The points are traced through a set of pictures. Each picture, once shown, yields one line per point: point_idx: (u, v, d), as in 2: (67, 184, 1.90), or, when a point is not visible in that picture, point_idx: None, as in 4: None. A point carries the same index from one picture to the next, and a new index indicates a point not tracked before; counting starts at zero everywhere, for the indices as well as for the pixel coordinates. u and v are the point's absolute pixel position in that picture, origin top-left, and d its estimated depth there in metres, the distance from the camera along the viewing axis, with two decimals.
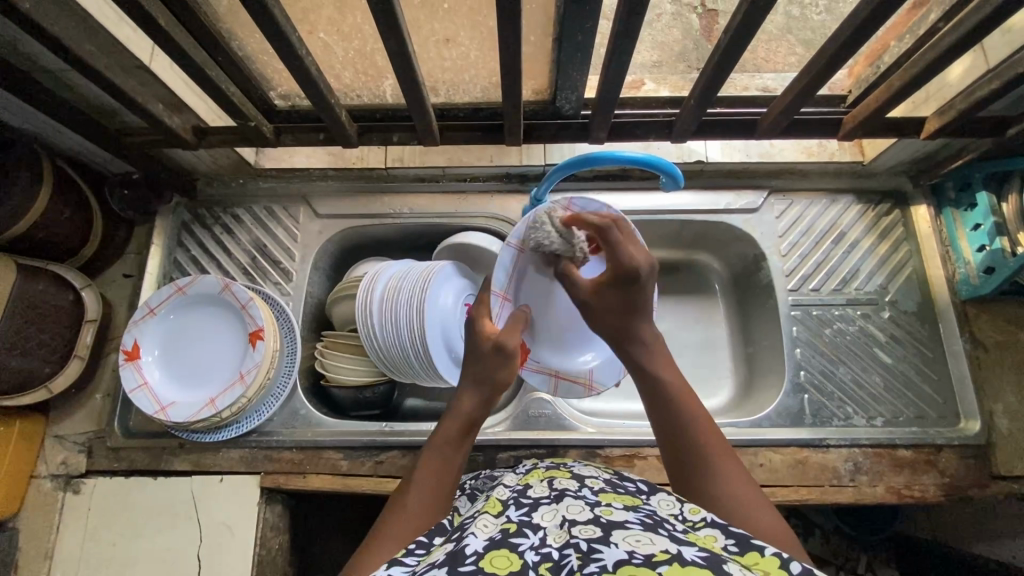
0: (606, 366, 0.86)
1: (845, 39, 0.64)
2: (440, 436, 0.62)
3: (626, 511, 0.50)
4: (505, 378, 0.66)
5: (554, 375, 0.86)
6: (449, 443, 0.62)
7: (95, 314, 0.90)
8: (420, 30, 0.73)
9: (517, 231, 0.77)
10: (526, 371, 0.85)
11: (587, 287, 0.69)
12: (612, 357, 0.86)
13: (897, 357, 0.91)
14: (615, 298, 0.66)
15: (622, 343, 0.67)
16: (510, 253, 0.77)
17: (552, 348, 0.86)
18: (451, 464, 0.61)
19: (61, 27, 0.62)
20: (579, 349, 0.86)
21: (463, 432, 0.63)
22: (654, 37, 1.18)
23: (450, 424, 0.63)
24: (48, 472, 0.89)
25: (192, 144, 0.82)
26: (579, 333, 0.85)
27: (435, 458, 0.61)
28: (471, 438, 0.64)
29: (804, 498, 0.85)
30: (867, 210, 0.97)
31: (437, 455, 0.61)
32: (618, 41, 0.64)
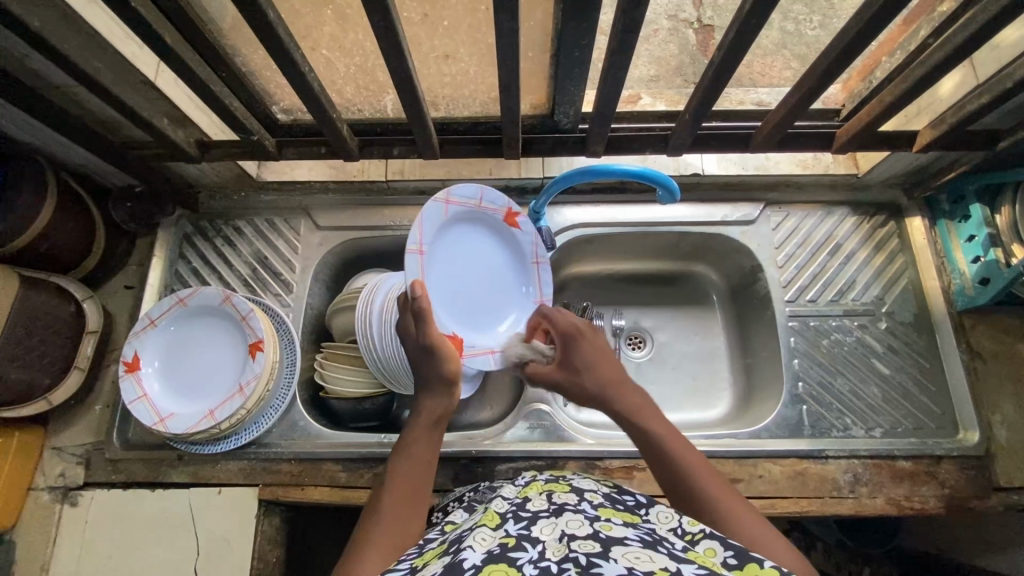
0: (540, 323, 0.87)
1: (837, 54, 0.65)
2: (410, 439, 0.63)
3: (625, 527, 0.50)
4: (450, 373, 0.67)
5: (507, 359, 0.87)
6: (419, 443, 0.63)
7: (95, 326, 0.90)
8: (420, 47, 0.74)
9: (412, 236, 0.74)
10: (471, 361, 0.82)
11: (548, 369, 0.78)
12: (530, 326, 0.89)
13: (895, 368, 0.92)
14: (582, 356, 0.73)
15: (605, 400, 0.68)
16: (416, 259, 0.75)
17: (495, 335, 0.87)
18: (428, 466, 0.62)
19: (69, 44, 0.64)
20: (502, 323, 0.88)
21: (436, 433, 0.64)
22: (651, 52, 1.20)
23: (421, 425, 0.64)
24: (46, 484, 0.89)
25: (196, 158, 0.83)
26: (492, 305, 0.86)
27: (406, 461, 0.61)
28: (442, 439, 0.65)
29: (805, 510, 0.84)
30: (863, 221, 0.98)
31: (415, 456, 0.61)
32: (614, 57, 0.65)
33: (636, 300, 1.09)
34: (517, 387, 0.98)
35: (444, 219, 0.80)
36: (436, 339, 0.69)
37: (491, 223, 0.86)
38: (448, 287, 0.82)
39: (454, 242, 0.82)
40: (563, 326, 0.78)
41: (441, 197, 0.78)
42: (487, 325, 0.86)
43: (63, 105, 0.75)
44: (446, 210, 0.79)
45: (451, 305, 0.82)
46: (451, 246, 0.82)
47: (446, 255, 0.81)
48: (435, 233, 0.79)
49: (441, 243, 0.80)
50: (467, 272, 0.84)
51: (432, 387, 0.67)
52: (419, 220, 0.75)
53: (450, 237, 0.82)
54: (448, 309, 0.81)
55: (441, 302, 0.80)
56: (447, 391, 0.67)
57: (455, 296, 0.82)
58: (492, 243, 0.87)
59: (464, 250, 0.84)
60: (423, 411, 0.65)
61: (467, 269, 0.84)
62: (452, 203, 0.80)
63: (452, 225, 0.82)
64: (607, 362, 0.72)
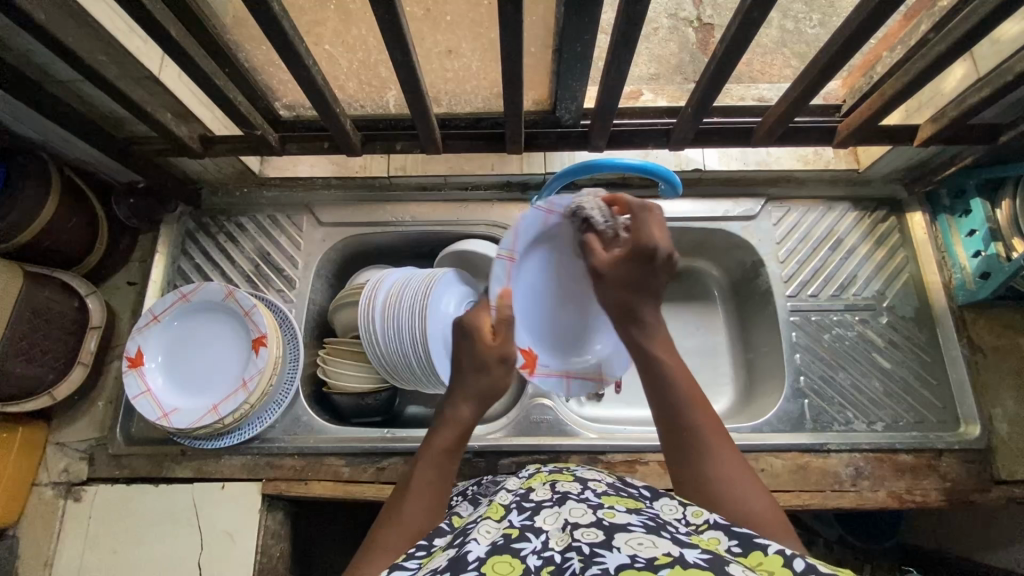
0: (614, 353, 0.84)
1: (838, 48, 0.66)
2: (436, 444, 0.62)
3: (628, 514, 0.50)
4: (500, 388, 0.66)
5: (564, 376, 0.84)
6: (444, 449, 0.62)
7: (99, 321, 0.90)
8: (423, 42, 0.75)
9: (506, 241, 0.74)
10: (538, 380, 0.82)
11: (604, 259, 0.69)
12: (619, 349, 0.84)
13: (896, 362, 0.92)
14: (638, 278, 0.66)
15: (625, 319, 0.67)
16: (504, 266, 0.74)
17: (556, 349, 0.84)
18: (448, 472, 0.61)
19: (74, 38, 0.64)
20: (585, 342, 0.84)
21: (459, 442, 0.63)
22: (652, 50, 1.20)
23: (450, 433, 0.63)
24: (50, 479, 0.89)
25: (199, 153, 0.84)
26: (583, 323, 0.83)
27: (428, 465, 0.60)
28: (464, 448, 0.63)
29: (807, 503, 0.85)
30: (864, 217, 0.99)
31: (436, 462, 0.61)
32: (616, 52, 0.66)
33: None
34: (520, 382, 0.98)
35: (543, 228, 0.76)
36: (509, 351, 0.66)
37: None
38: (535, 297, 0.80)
39: (553, 252, 0.79)
40: (641, 235, 0.65)
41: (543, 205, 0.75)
42: (569, 345, 0.84)
43: (67, 100, 0.75)
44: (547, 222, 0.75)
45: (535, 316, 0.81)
46: (548, 255, 0.79)
47: (540, 266, 0.79)
48: (532, 241, 0.76)
49: (537, 251, 0.78)
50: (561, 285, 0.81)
51: (472, 397, 0.65)
52: (515, 229, 0.74)
53: (549, 248, 0.78)
54: (530, 320, 0.80)
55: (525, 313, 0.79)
56: (483, 401, 0.65)
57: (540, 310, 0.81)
58: None
59: (562, 260, 0.79)
60: (453, 421, 0.63)
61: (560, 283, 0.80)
62: (555, 212, 0.75)
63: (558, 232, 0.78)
64: (650, 298, 0.66)
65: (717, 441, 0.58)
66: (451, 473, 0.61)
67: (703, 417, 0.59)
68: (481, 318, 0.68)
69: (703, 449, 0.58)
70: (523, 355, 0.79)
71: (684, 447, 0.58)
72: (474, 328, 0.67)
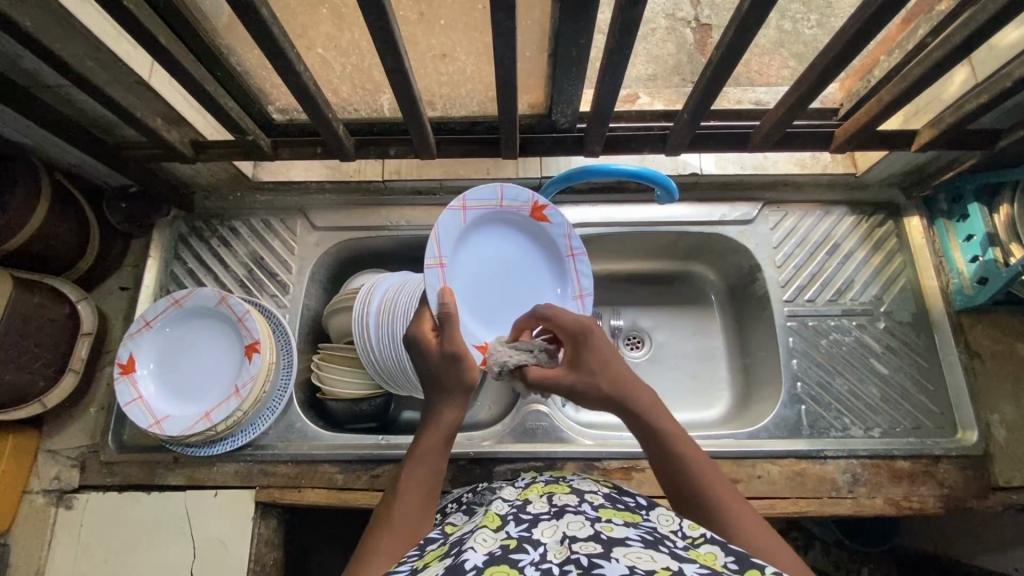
0: None
1: (836, 53, 0.65)
2: (423, 447, 0.62)
3: (626, 527, 0.50)
4: (470, 381, 0.65)
5: None
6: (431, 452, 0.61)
7: (90, 328, 0.89)
8: (417, 46, 0.74)
9: (429, 250, 0.74)
10: None
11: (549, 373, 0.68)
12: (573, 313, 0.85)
13: (894, 368, 0.92)
14: (591, 362, 0.66)
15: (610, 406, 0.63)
16: (436, 273, 0.74)
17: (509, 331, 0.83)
18: (436, 475, 0.61)
19: (62, 44, 0.63)
20: None
21: (446, 443, 0.63)
22: (649, 51, 1.19)
23: (434, 436, 0.62)
24: (41, 487, 0.88)
25: (190, 158, 0.83)
26: (523, 297, 0.84)
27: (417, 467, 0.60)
28: (451, 449, 0.63)
29: (804, 510, 0.84)
30: (861, 221, 0.98)
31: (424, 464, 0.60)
32: (612, 57, 0.65)
33: (636, 298, 1.09)
34: (515, 388, 0.98)
35: (464, 224, 0.78)
36: (460, 346, 0.66)
37: (518, 220, 0.83)
38: (473, 287, 0.81)
39: (479, 242, 0.81)
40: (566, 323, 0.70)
41: (458, 202, 0.77)
42: None
43: (57, 106, 0.74)
44: (465, 218, 0.78)
45: (478, 307, 0.82)
46: (474, 248, 0.81)
47: (469, 260, 0.80)
48: (454, 240, 0.78)
49: (464, 247, 0.79)
50: (494, 269, 0.83)
51: (446, 395, 0.65)
52: (436, 234, 0.75)
53: (474, 240, 0.81)
54: (476, 312, 0.81)
55: (466, 306, 0.80)
56: (462, 397, 0.65)
57: (485, 299, 0.82)
58: (523, 239, 0.84)
59: (491, 247, 0.82)
60: (437, 423, 0.63)
61: (495, 267, 0.83)
62: (469, 207, 0.78)
63: (475, 227, 0.80)
64: (612, 364, 0.65)
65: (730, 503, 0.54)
66: (438, 476, 0.61)
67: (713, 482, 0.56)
68: (423, 328, 0.69)
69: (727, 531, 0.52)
70: (477, 350, 0.79)
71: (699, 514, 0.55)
72: (418, 338, 0.68)
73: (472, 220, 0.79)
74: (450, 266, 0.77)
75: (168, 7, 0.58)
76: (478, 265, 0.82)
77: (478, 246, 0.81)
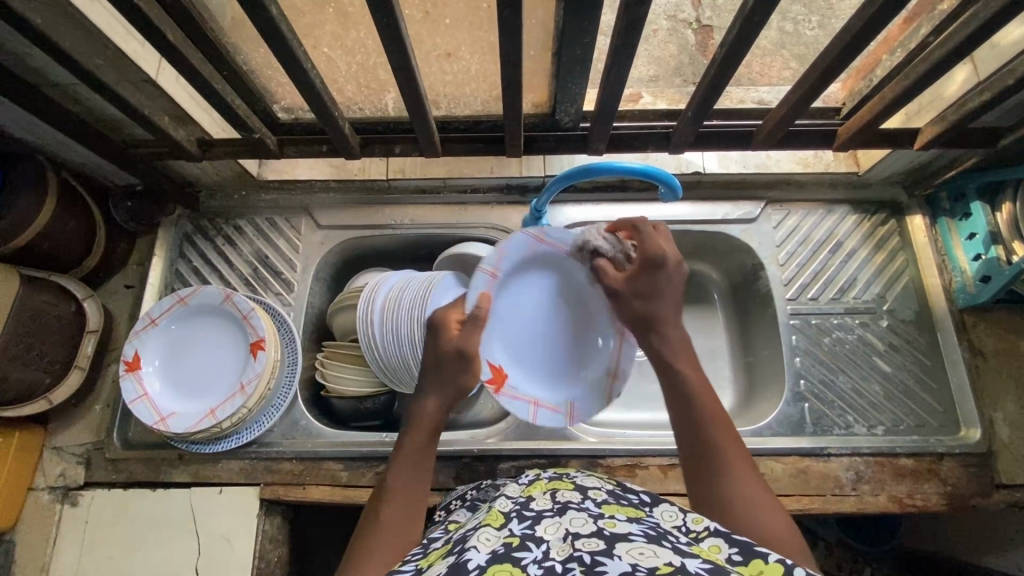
0: (595, 392, 0.85)
1: (839, 52, 0.65)
2: (409, 446, 0.62)
3: (629, 523, 0.50)
4: (469, 382, 0.66)
5: (532, 403, 0.83)
6: (417, 451, 0.61)
7: (95, 325, 0.90)
8: (422, 46, 0.75)
9: (491, 257, 0.78)
10: (506, 401, 0.81)
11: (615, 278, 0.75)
12: (596, 386, 0.85)
13: (897, 366, 0.92)
14: (659, 289, 0.70)
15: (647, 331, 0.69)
16: (485, 279, 0.78)
17: (527, 376, 0.84)
18: (424, 472, 0.61)
19: (71, 42, 0.63)
20: (555, 376, 0.86)
21: (432, 437, 0.63)
22: (651, 52, 1.20)
23: (421, 433, 0.62)
24: (46, 484, 0.88)
25: (197, 156, 0.83)
26: (557, 354, 0.86)
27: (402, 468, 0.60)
28: (438, 443, 0.63)
29: (807, 507, 0.84)
30: (864, 220, 0.98)
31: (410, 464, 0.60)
32: (616, 55, 0.65)
33: None
34: None
35: (531, 253, 0.83)
36: (473, 346, 0.67)
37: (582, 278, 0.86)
38: (518, 322, 0.84)
39: (538, 277, 0.85)
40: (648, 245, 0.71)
41: (533, 232, 0.81)
42: (541, 379, 0.85)
43: (64, 104, 0.74)
44: (536, 247, 0.82)
45: (513, 341, 0.84)
46: (533, 279, 0.85)
47: (524, 295, 0.84)
48: (518, 263, 0.82)
49: (524, 279, 0.84)
50: (543, 310, 0.86)
51: (440, 390, 0.65)
52: (502, 247, 0.79)
53: (535, 273, 0.84)
54: (507, 343, 0.83)
55: (501, 328, 0.83)
56: (455, 393, 0.66)
57: (520, 338, 0.84)
58: (580, 301, 0.86)
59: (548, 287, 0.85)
60: (422, 420, 0.63)
61: (544, 306, 0.86)
62: (544, 242, 0.82)
63: (541, 266, 0.84)
64: (665, 301, 0.69)
65: (738, 463, 0.57)
66: (427, 473, 0.61)
67: (725, 437, 0.58)
68: (451, 314, 0.70)
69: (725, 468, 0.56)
70: (489, 368, 0.79)
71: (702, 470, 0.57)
72: (441, 325, 0.69)
73: (542, 252, 0.83)
74: (502, 287, 0.81)
75: (176, 5, 0.58)
76: (530, 305, 0.85)
77: (534, 288, 0.85)
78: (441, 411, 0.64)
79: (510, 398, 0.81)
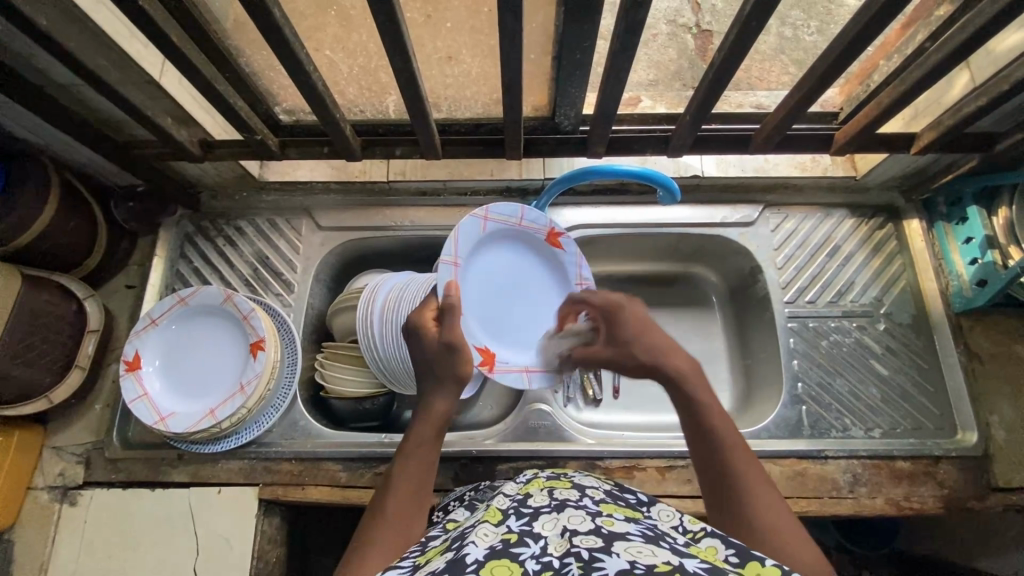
0: None
1: (836, 57, 0.66)
2: (415, 439, 0.61)
3: (627, 523, 0.50)
4: (465, 372, 0.65)
5: (524, 370, 0.85)
6: (423, 446, 0.61)
7: (96, 324, 0.90)
8: (423, 47, 0.77)
9: (447, 247, 0.77)
10: (502, 376, 0.82)
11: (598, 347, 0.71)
12: None
13: (894, 369, 0.92)
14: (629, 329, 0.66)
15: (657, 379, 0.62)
16: (449, 270, 0.77)
17: (509, 346, 0.85)
18: (429, 466, 0.60)
19: (76, 42, 0.64)
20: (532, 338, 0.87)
21: (438, 434, 0.62)
22: (650, 57, 1.20)
23: (428, 427, 0.62)
24: (46, 483, 0.88)
25: (199, 157, 0.84)
26: (526, 316, 0.87)
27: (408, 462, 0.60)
28: (445, 441, 0.63)
29: (804, 510, 0.84)
30: (861, 224, 0.99)
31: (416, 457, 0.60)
32: (616, 59, 0.66)
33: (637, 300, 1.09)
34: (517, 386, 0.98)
35: (483, 233, 0.82)
36: (455, 337, 0.66)
37: (533, 241, 0.87)
38: (482, 294, 0.84)
39: (493, 255, 0.85)
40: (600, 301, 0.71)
41: (479, 211, 0.81)
42: (523, 343, 0.87)
43: (67, 104, 0.75)
44: (485, 227, 0.81)
45: (483, 314, 0.84)
46: (489, 258, 0.84)
47: (481, 267, 0.83)
48: (472, 244, 0.81)
49: (479, 254, 0.83)
50: (504, 285, 0.86)
51: (441, 385, 0.65)
52: (456, 236, 0.78)
53: (489, 252, 0.84)
54: (482, 321, 0.83)
55: (473, 314, 0.83)
56: (456, 388, 0.65)
57: (491, 309, 0.85)
58: (535, 261, 0.88)
59: (500, 262, 0.85)
60: (430, 413, 0.63)
61: (505, 281, 0.86)
62: (490, 217, 0.82)
63: (494, 238, 0.84)
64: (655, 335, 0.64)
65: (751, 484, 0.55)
66: (432, 468, 0.60)
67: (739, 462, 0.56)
68: (425, 313, 0.69)
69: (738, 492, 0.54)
70: (477, 351, 0.80)
71: (721, 496, 0.55)
72: (418, 325, 0.68)
73: (491, 231, 0.83)
74: (463, 267, 0.80)
75: (180, 7, 0.59)
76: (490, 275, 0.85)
77: (490, 259, 0.84)
78: (450, 405, 0.64)
79: (507, 372, 0.83)
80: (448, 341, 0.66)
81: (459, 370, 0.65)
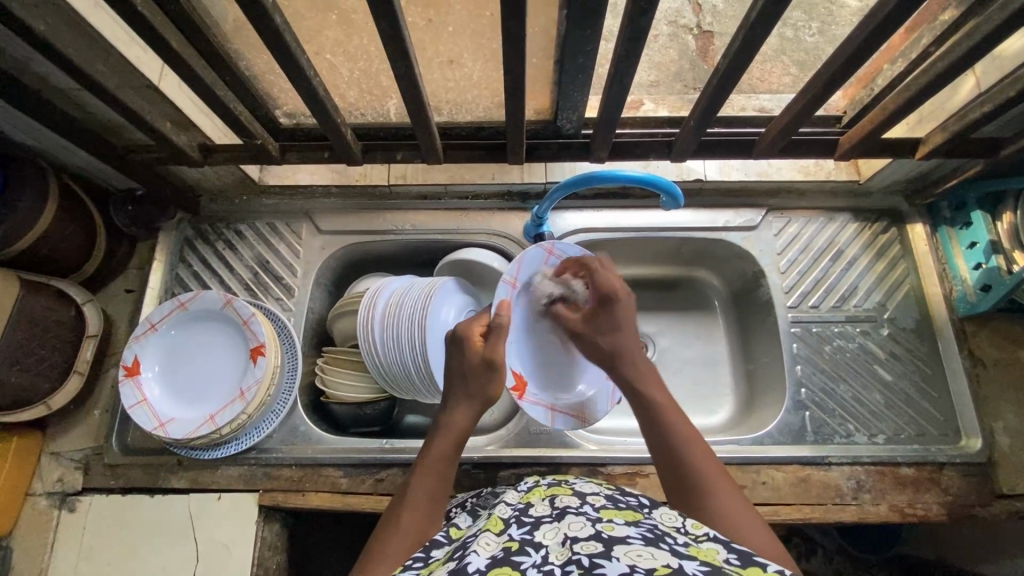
0: (605, 398, 0.89)
1: (841, 62, 0.65)
2: (433, 451, 0.62)
3: (627, 527, 0.50)
4: (494, 393, 0.66)
5: (549, 407, 0.87)
6: (440, 458, 0.61)
7: (96, 329, 0.90)
8: (425, 52, 0.74)
9: (511, 268, 0.83)
10: (527, 406, 0.85)
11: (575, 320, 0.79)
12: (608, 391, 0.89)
13: (898, 374, 0.92)
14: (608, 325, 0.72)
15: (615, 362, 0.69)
16: (506, 289, 0.83)
17: (546, 381, 0.89)
18: (445, 478, 0.61)
19: (74, 47, 0.63)
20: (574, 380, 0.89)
21: (458, 448, 0.63)
22: (652, 58, 1.20)
23: (448, 440, 0.63)
24: (44, 489, 0.87)
25: (198, 162, 0.83)
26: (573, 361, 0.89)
27: (426, 473, 0.60)
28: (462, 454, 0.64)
29: (808, 517, 0.84)
30: (865, 228, 0.99)
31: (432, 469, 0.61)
32: (619, 64, 0.65)
33: (639, 305, 1.09)
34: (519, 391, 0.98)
35: (546, 266, 0.87)
36: (499, 355, 0.67)
37: None
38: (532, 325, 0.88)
39: None
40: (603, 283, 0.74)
41: (547, 245, 0.86)
42: (562, 382, 0.89)
43: (66, 109, 0.74)
44: (549, 260, 0.86)
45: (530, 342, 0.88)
46: None
47: (536, 300, 0.88)
48: (535, 274, 0.86)
49: None
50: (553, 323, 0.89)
51: (468, 400, 0.65)
52: (521, 258, 0.84)
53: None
54: (526, 348, 0.88)
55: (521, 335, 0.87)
56: (483, 405, 0.66)
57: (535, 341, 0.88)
58: None
59: None
60: (452, 426, 0.64)
61: None
62: (556, 254, 0.86)
63: None
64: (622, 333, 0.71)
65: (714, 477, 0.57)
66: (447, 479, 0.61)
67: (697, 453, 0.58)
68: (475, 328, 0.70)
69: (698, 484, 0.56)
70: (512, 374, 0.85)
71: (682, 488, 0.57)
72: (465, 337, 0.69)
73: (554, 266, 0.87)
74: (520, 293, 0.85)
75: (178, 13, 0.58)
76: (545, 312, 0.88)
77: None
78: (471, 420, 0.65)
79: (534, 402, 0.86)
80: (488, 357, 0.66)
81: (486, 387, 0.66)
